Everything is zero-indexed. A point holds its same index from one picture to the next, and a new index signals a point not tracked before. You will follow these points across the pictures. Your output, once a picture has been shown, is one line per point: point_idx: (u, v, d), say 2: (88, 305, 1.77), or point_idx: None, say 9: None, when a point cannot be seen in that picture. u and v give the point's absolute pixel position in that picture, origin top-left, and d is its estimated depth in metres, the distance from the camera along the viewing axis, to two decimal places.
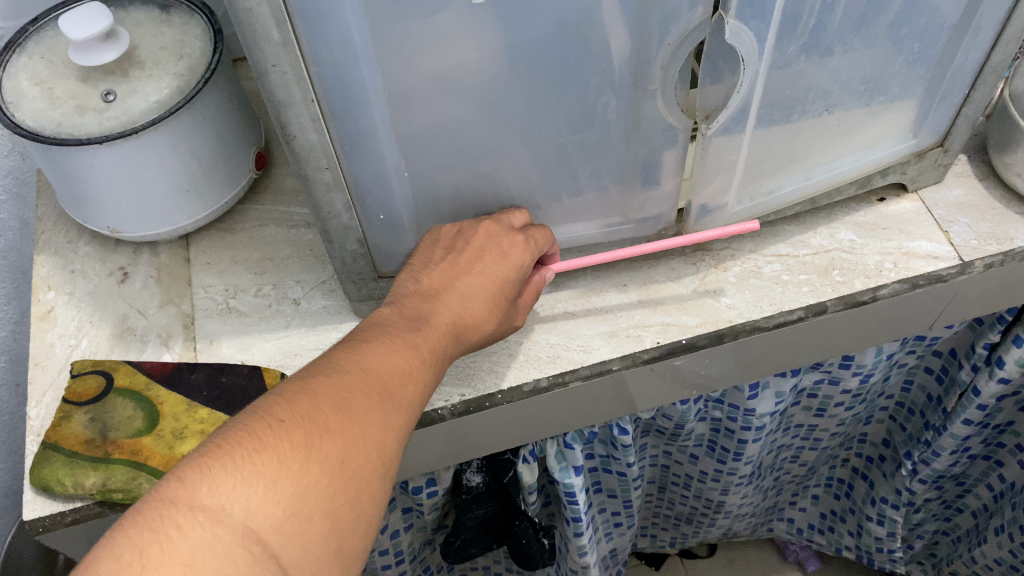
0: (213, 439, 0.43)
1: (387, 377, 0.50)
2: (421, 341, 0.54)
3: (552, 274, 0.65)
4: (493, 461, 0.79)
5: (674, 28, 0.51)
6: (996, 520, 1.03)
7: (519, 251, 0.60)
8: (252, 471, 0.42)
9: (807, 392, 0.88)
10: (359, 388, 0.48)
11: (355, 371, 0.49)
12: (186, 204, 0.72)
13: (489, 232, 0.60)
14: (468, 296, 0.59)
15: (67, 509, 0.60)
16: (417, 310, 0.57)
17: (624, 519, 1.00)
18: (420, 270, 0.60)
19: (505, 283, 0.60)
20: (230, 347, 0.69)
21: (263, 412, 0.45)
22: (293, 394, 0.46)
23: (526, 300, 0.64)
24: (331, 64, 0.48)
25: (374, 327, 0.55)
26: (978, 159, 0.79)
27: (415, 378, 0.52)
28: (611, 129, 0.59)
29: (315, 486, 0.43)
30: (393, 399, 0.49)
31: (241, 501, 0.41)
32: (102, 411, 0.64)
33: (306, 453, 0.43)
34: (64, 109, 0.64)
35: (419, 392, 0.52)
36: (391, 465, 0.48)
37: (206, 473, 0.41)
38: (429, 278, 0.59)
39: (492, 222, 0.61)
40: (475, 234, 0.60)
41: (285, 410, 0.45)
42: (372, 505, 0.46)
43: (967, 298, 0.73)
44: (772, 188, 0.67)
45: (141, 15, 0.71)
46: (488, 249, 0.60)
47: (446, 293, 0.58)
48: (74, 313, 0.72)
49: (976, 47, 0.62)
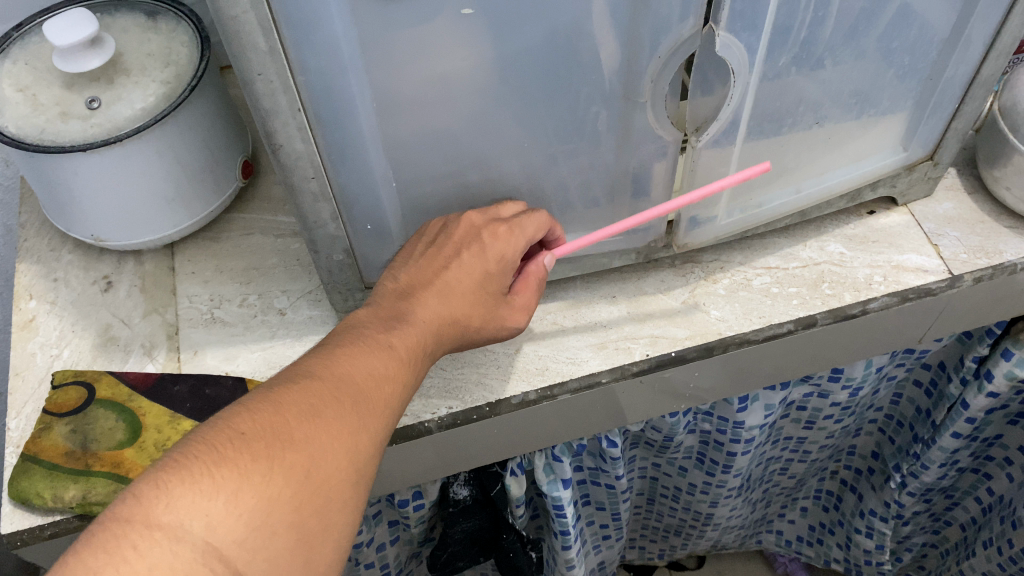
0: (171, 453, 0.42)
1: (361, 382, 0.49)
2: (397, 341, 0.53)
3: (552, 258, 0.62)
4: (481, 473, 0.80)
5: (664, 39, 0.51)
6: (984, 533, 1.02)
7: (501, 244, 0.59)
8: (211, 485, 0.41)
9: (796, 404, 0.88)
10: (328, 394, 0.47)
11: (324, 377, 0.48)
12: (172, 212, 0.71)
13: (469, 224, 0.59)
14: (449, 291, 0.57)
15: (45, 522, 0.59)
16: (395, 309, 0.56)
17: (613, 532, 1.00)
18: (401, 266, 0.59)
19: (489, 277, 0.59)
20: (215, 357, 0.68)
21: (224, 423, 0.44)
22: (255, 405, 0.45)
23: (524, 296, 0.62)
24: (318, 72, 0.48)
25: (349, 330, 0.54)
26: (967, 172, 0.79)
27: (391, 382, 0.51)
28: (601, 141, 0.58)
29: (279, 498, 0.42)
30: (367, 404, 0.49)
31: (201, 516, 0.40)
32: (84, 422, 0.62)
33: (269, 464, 0.43)
34: (48, 116, 0.64)
35: (395, 396, 0.51)
36: (364, 471, 0.47)
37: (164, 489, 0.40)
38: (408, 275, 0.58)
39: (475, 213, 0.59)
40: (456, 227, 0.59)
41: (246, 422, 0.44)
42: (343, 514, 0.45)
43: (956, 311, 0.73)
44: (763, 200, 0.67)
45: (127, 22, 0.70)
46: (468, 243, 0.58)
47: (425, 288, 0.57)
48: (56, 322, 0.71)
49: (966, 61, 0.62)
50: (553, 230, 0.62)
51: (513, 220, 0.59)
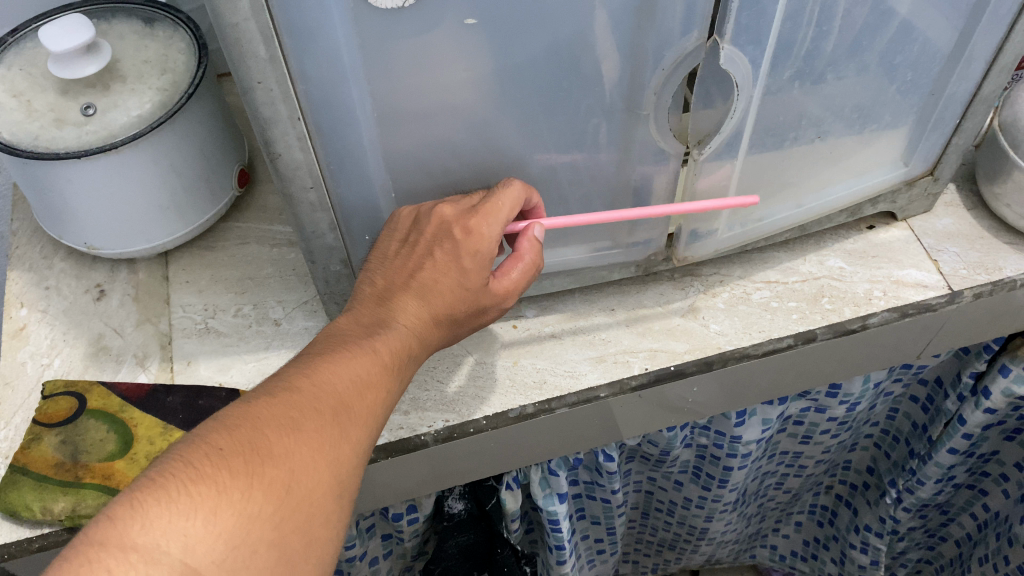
0: (148, 473, 0.41)
1: (342, 391, 0.48)
2: (381, 345, 0.51)
3: (542, 228, 0.56)
4: (476, 487, 0.81)
5: (668, 52, 0.51)
6: (980, 550, 1.02)
7: (473, 240, 0.53)
8: (189, 504, 0.40)
9: (793, 419, 0.88)
10: (308, 404, 0.46)
11: (305, 388, 0.47)
12: (166, 221, 0.70)
13: (440, 218, 0.54)
14: (427, 291, 0.54)
15: (34, 535, 0.58)
16: (374, 316, 0.54)
17: (607, 547, 0.99)
18: (376, 269, 0.56)
19: (467, 274, 0.54)
20: (209, 368, 0.67)
21: (201, 440, 0.43)
22: (233, 421, 0.45)
23: (508, 283, 0.56)
24: (319, 82, 0.47)
25: (329, 340, 0.52)
26: (966, 188, 0.79)
27: (376, 388, 0.49)
28: (603, 153, 0.58)
29: (258, 515, 0.41)
30: (349, 413, 0.48)
31: (178, 537, 0.39)
32: (74, 433, 0.62)
33: (247, 481, 0.42)
34: (42, 122, 0.63)
35: (380, 403, 0.50)
36: (346, 483, 0.46)
37: (139, 509, 0.39)
38: (384, 276, 0.56)
39: (447, 206, 0.54)
40: (428, 223, 0.54)
41: (224, 438, 0.43)
42: (326, 527, 0.45)
43: (955, 327, 0.72)
44: (763, 214, 0.67)
45: (124, 28, 0.69)
46: (440, 240, 0.54)
47: (403, 289, 0.54)
48: (47, 330, 0.70)
49: (968, 78, 0.62)
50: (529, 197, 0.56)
51: (484, 207, 0.54)
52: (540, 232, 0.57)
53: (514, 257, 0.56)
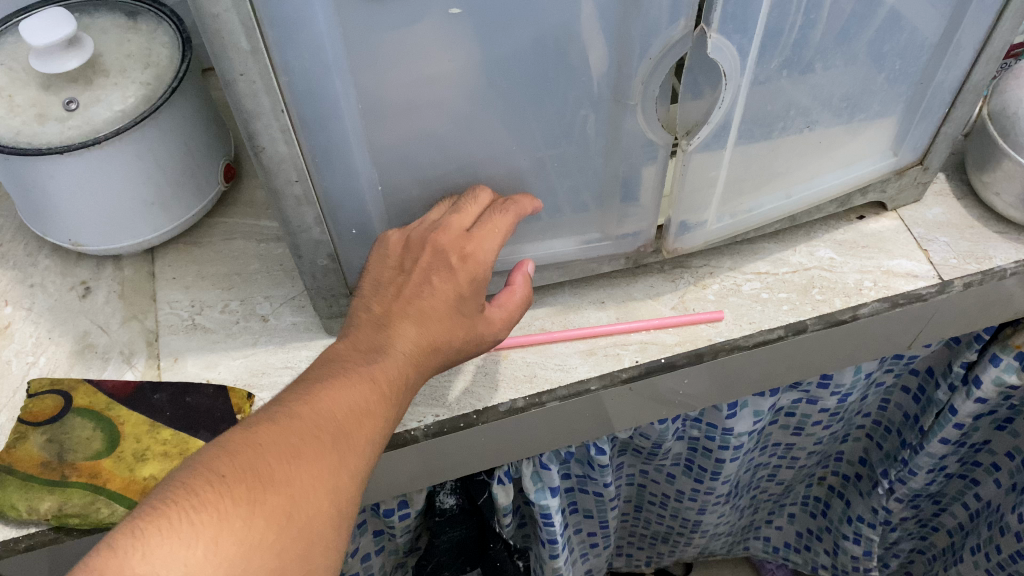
0: (149, 500, 0.40)
1: (342, 417, 0.47)
2: (379, 373, 0.50)
3: (533, 266, 0.61)
4: (467, 482, 0.79)
5: (655, 42, 0.50)
6: (972, 539, 1.02)
7: (472, 265, 0.55)
8: (190, 532, 0.39)
9: (784, 410, 0.88)
10: (309, 430, 0.45)
11: (307, 413, 0.46)
12: (151, 216, 0.70)
13: (436, 246, 0.54)
14: (425, 317, 0.53)
15: (20, 535, 0.58)
16: (372, 341, 0.52)
17: (601, 540, 0.99)
18: (372, 296, 0.55)
19: (465, 299, 0.55)
20: (196, 365, 0.66)
21: (204, 465, 0.42)
22: (235, 445, 0.43)
23: (506, 313, 0.58)
24: (302, 74, 0.47)
25: (328, 364, 0.51)
26: (956, 178, 0.79)
27: (375, 415, 0.48)
28: (591, 144, 0.57)
29: (259, 544, 0.40)
30: (348, 440, 0.46)
31: (177, 567, 0.38)
32: (60, 431, 0.61)
33: (249, 508, 0.41)
34: (25, 117, 0.62)
35: (381, 430, 0.49)
36: (345, 511, 0.45)
37: (139, 537, 0.38)
38: (381, 303, 0.54)
39: (440, 232, 0.55)
40: (423, 252, 0.55)
41: (227, 463, 0.42)
42: (327, 558, 0.43)
43: (946, 316, 0.72)
44: (753, 205, 0.66)
45: (107, 22, 0.69)
46: (437, 267, 0.54)
47: (402, 314, 0.53)
48: (32, 328, 0.69)
49: (956, 66, 0.62)
50: (519, 204, 0.57)
51: (480, 227, 0.56)
52: (530, 270, 0.61)
53: (507, 288, 0.59)
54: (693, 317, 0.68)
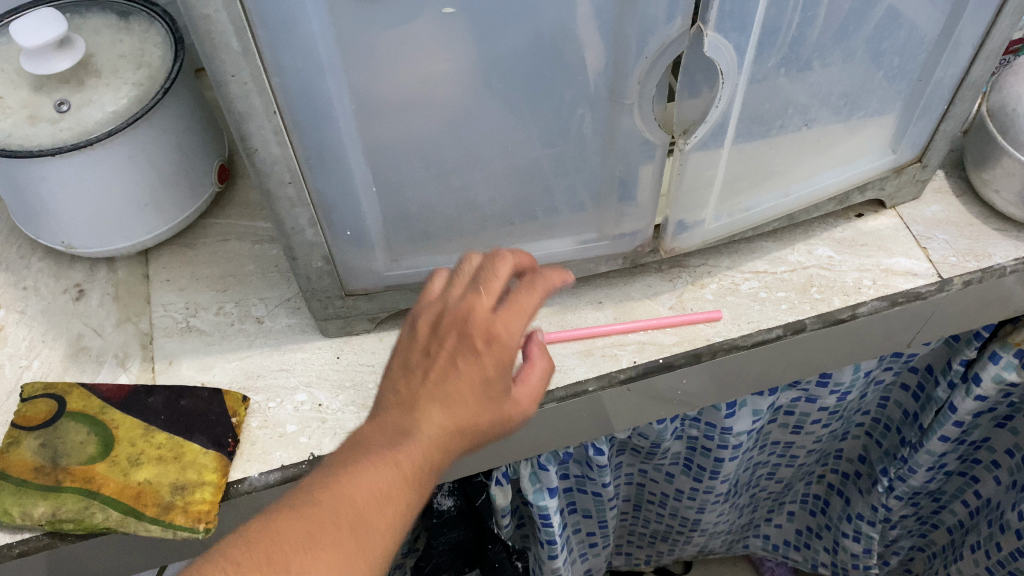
0: None
1: (365, 503, 0.41)
2: (408, 456, 0.43)
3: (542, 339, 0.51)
4: (464, 484, 0.80)
5: (651, 40, 0.50)
6: (972, 537, 1.02)
7: (499, 348, 0.46)
8: None
9: (783, 409, 0.87)
10: (328, 518, 0.40)
11: (327, 499, 0.41)
12: (145, 218, 0.69)
13: (460, 323, 0.46)
14: (452, 400, 0.45)
15: (14, 540, 0.58)
16: (397, 421, 0.45)
17: (600, 539, 0.98)
18: (394, 381, 0.47)
19: (494, 382, 0.46)
20: (191, 367, 0.66)
21: (217, 555, 0.38)
22: (251, 533, 0.39)
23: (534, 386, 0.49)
24: (294, 74, 0.46)
25: (352, 444, 0.44)
26: (955, 175, 0.78)
27: (400, 502, 0.42)
28: (588, 143, 0.57)
29: None
30: (370, 530, 0.41)
31: None
32: (54, 436, 0.60)
33: None
34: (16, 119, 0.62)
35: (404, 516, 0.42)
36: None
37: None
38: (405, 387, 0.46)
39: (466, 309, 0.46)
40: (447, 334, 0.46)
41: (240, 553, 0.38)
42: None
43: (946, 314, 0.72)
44: (750, 204, 0.66)
45: (98, 23, 0.68)
46: (462, 350, 0.46)
47: (425, 396, 0.45)
48: (25, 331, 0.68)
49: (955, 63, 0.62)
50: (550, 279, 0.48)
51: (507, 304, 0.47)
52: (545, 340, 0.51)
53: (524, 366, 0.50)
54: (691, 316, 0.68)
